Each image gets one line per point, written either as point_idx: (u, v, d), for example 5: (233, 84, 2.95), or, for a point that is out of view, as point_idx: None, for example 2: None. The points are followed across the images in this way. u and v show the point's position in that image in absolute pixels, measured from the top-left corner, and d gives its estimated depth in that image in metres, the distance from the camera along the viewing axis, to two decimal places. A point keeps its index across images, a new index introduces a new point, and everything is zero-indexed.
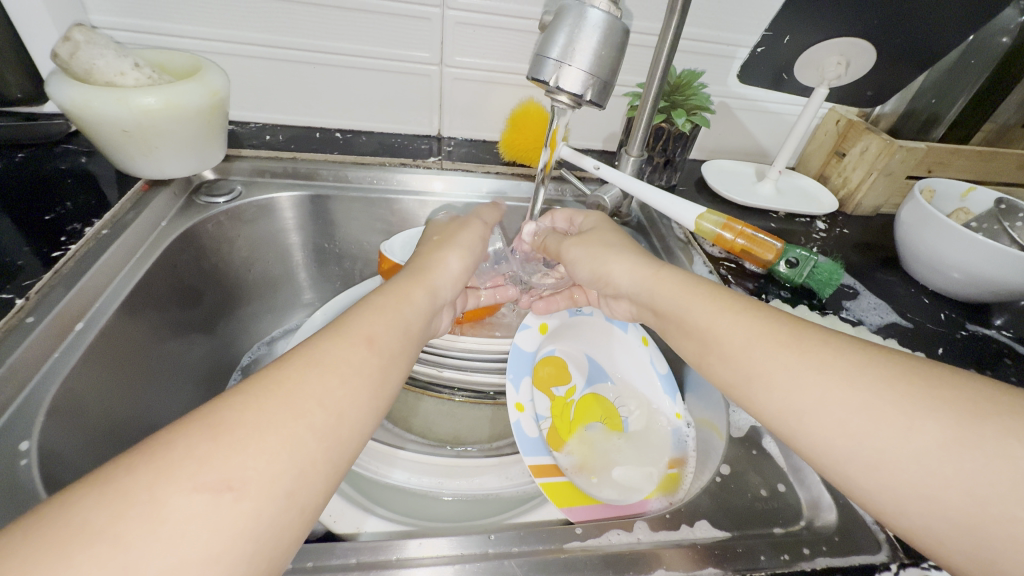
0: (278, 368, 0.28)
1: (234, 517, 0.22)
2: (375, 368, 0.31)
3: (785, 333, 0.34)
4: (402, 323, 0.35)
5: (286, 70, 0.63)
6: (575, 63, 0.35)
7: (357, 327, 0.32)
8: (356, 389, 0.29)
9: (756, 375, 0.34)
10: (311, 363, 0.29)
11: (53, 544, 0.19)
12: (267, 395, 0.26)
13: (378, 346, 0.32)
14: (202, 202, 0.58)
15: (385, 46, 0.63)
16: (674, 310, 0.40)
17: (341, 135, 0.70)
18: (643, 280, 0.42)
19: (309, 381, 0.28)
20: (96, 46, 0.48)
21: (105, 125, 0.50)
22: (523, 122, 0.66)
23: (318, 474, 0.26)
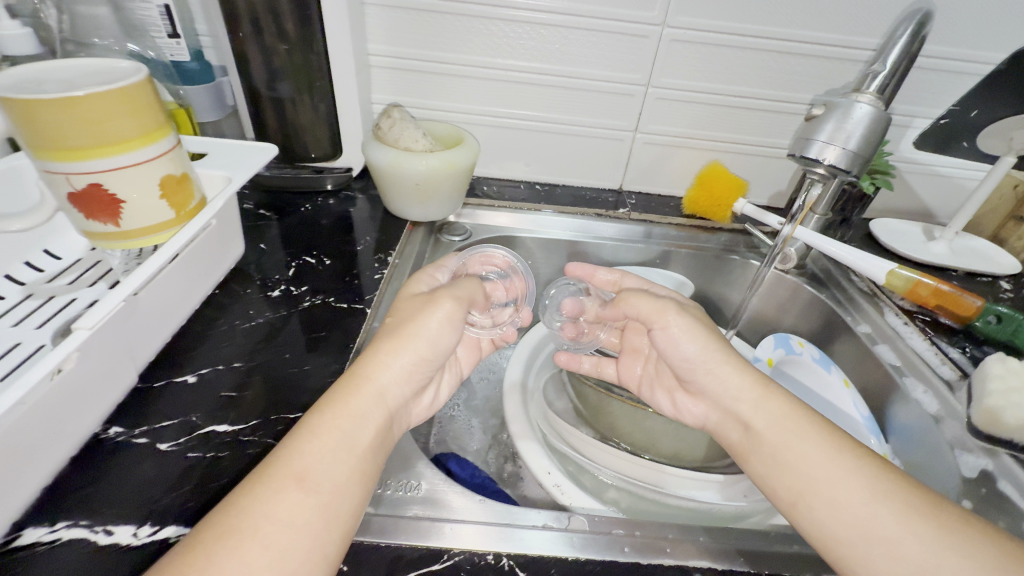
0: (220, 515, 0.29)
1: None
2: (312, 504, 0.31)
3: (920, 503, 0.34)
4: (341, 446, 0.34)
5: (509, 136, 0.77)
6: (842, 144, 0.43)
7: (289, 462, 0.32)
8: (286, 538, 0.29)
9: (876, 537, 0.33)
10: (249, 504, 0.30)
11: None
12: (194, 556, 0.27)
13: (309, 484, 0.31)
14: (445, 240, 0.71)
15: (594, 117, 0.75)
16: (775, 434, 0.40)
17: (541, 188, 0.82)
18: (750, 397, 0.42)
19: (249, 527, 0.29)
20: (404, 122, 0.64)
21: (403, 180, 0.64)
22: (710, 182, 0.74)
23: None
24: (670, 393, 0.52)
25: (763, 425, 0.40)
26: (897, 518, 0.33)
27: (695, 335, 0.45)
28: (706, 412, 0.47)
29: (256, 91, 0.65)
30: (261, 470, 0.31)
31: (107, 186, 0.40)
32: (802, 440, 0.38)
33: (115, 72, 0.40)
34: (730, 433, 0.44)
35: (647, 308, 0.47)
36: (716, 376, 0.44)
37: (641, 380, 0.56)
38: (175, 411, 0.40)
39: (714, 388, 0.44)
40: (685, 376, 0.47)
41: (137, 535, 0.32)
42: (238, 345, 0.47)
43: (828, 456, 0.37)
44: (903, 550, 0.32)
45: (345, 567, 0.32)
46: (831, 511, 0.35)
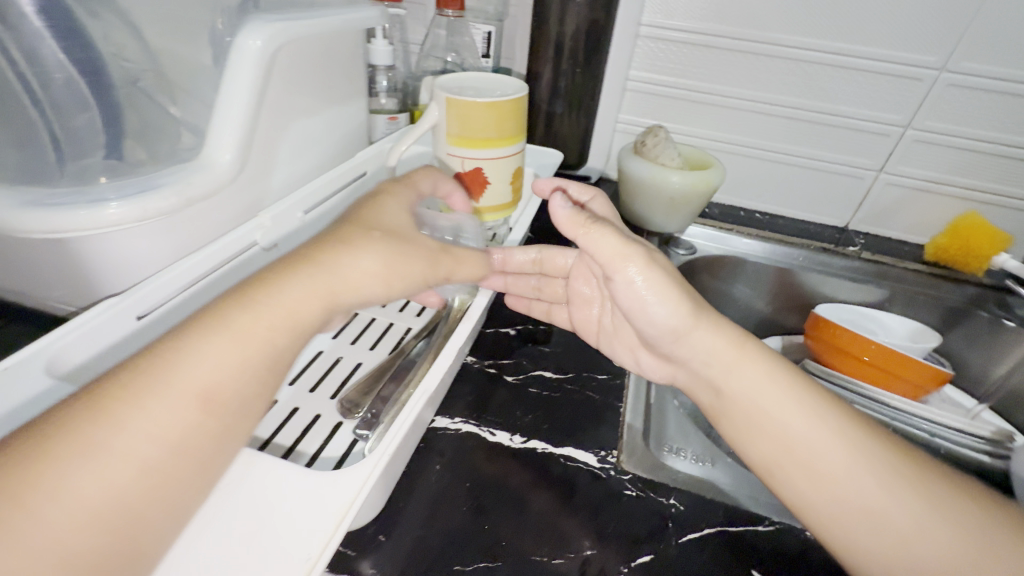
0: (100, 403, 0.25)
1: None
2: (190, 409, 0.26)
3: (858, 439, 0.36)
4: (250, 353, 0.29)
5: (741, 162, 0.81)
6: None
7: (181, 366, 0.27)
8: (167, 451, 0.25)
9: (837, 497, 0.34)
10: (145, 393, 0.25)
11: None
12: (64, 450, 0.23)
13: (210, 398, 0.27)
14: (671, 252, 0.76)
15: (839, 153, 0.76)
16: (750, 395, 0.38)
17: (761, 215, 0.84)
18: (728, 365, 0.39)
19: (126, 422, 0.24)
20: (667, 141, 0.71)
21: (657, 190, 0.70)
22: (966, 232, 0.71)
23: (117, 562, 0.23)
24: (632, 348, 0.47)
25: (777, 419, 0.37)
26: (875, 480, 0.34)
27: (666, 296, 0.38)
28: (673, 372, 0.44)
29: (536, 103, 0.77)
30: (144, 372, 0.26)
31: (485, 173, 0.51)
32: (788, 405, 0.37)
33: (511, 91, 0.51)
34: (700, 395, 0.42)
35: (609, 249, 0.37)
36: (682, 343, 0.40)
37: (599, 333, 0.49)
38: (506, 353, 0.49)
39: (687, 353, 0.40)
40: (651, 339, 0.42)
41: (513, 440, 0.40)
42: (536, 310, 0.56)
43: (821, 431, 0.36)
44: (890, 522, 0.33)
45: (681, 505, 0.37)
46: (814, 480, 0.35)
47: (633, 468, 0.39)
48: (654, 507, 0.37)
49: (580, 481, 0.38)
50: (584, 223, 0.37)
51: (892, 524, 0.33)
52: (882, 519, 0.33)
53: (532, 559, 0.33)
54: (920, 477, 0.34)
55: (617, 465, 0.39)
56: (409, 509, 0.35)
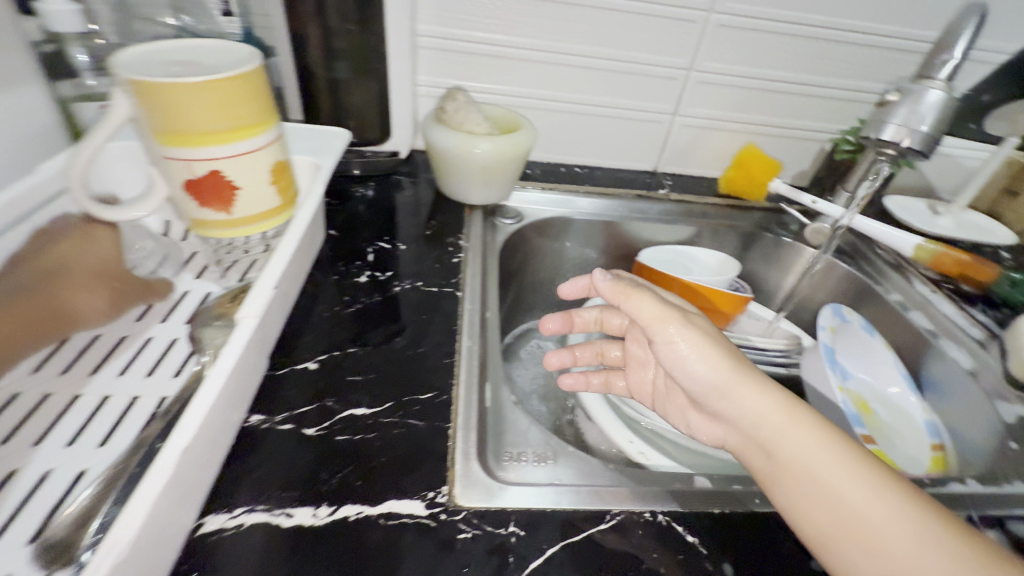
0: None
1: None
2: None
3: (858, 456, 0.34)
4: None
5: (553, 118, 0.78)
6: (915, 126, 0.47)
7: None
8: None
9: (839, 515, 0.32)
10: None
11: None
12: None
13: None
14: (499, 223, 0.72)
15: (637, 100, 0.77)
16: (741, 409, 0.37)
17: (580, 170, 0.84)
18: (778, 415, 0.36)
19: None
20: (469, 105, 0.65)
21: (469, 162, 0.65)
22: (746, 163, 0.78)
23: None
24: (684, 410, 0.45)
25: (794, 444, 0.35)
26: (901, 516, 0.31)
27: (699, 345, 0.37)
28: (724, 434, 0.40)
29: (310, 71, 0.64)
30: None
31: (226, 174, 0.39)
32: (821, 433, 0.35)
33: (235, 58, 0.39)
34: (749, 457, 0.38)
35: (650, 310, 0.38)
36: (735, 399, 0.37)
37: (654, 396, 0.49)
38: (306, 397, 0.40)
39: (731, 407, 0.37)
40: (702, 402, 0.40)
41: (317, 516, 0.32)
42: (345, 329, 0.47)
43: (841, 460, 0.34)
44: (890, 544, 0.30)
45: (521, 531, 0.33)
46: (818, 501, 0.33)
47: (467, 502, 0.34)
48: (494, 542, 0.32)
49: (406, 542, 0.32)
50: (624, 290, 0.39)
51: (898, 550, 0.30)
52: (881, 543, 0.31)
53: None
54: (925, 502, 0.32)
55: (449, 504, 0.34)
56: None
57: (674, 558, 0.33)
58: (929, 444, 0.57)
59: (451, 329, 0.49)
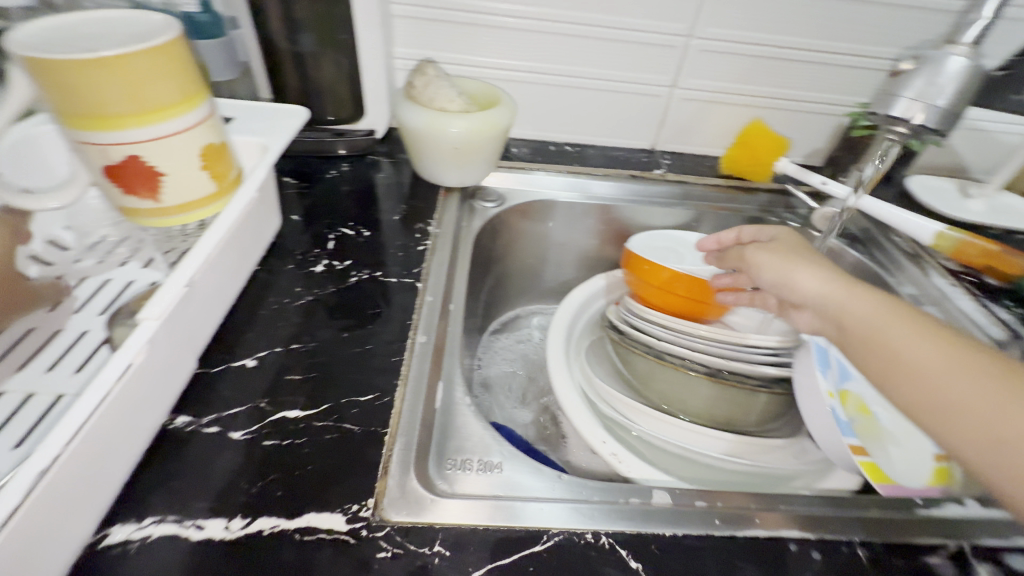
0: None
1: None
2: None
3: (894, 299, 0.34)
4: None
5: (540, 92, 0.73)
6: (931, 100, 0.41)
7: None
8: None
9: (882, 354, 0.32)
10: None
11: None
12: None
13: None
14: (478, 206, 0.68)
15: (632, 72, 0.71)
16: (785, 288, 0.40)
17: (571, 148, 0.79)
18: (840, 301, 0.36)
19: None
20: (441, 79, 0.60)
21: (441, 142, 0.61)
22: (750, 140, 0.72)
23: None
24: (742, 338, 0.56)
25: (893, 340, 0.32)
26: (950, 358, 0.30)
27: (770, 257, 0.42)
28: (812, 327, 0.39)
29: (273, 43, 0.60)
30: None
31: (146, 158, 0.36)
32: (918, 321, 0.32)
33: (145, 30, 0.35)
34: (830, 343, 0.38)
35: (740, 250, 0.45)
36: (824, 304, 0.37)
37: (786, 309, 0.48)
38: (240, 396, 0.38)
39: (802, 299, 0.38)
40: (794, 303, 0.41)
41: (230, 529, 0.31)
42: (292, 323, 0.45)
43: (916, 332, 0.32)
44: (924, 362, 0.31)
45: (448, 551, 0.31)
46: (876, 364, 0.33)
47: (395, 517, 0.32)
48: (415, 564, 0.30)
49: (319, 560, 0.30)
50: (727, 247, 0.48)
51: (925, 353, 0.31)
52: (920, 375, 0.31)
53: None
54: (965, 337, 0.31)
55: (374, 518, 0.32)
56: None
57: None
58: (931, 452, 0.53)
59: (405, 323, 0.46)
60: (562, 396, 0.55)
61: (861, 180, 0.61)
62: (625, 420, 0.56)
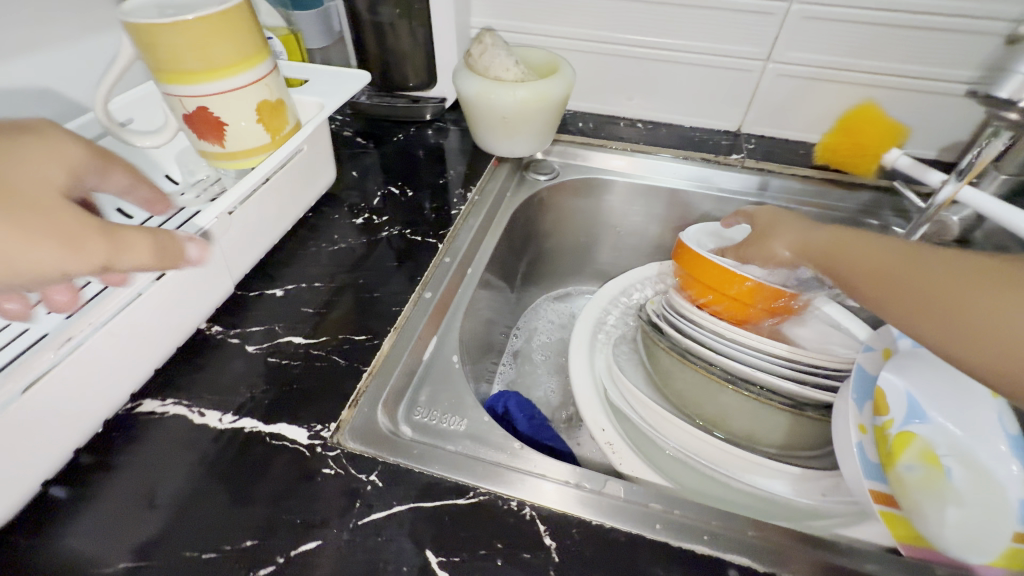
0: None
1: None
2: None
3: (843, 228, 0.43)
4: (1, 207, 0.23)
5: (613, 64, 0.69)
6: None
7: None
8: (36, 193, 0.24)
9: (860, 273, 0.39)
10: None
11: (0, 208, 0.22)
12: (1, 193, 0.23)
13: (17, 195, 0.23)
14: (531, 178, 0.68)
15: (719, 43, 0.64)
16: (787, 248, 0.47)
17: (643, 126, 0.74)
18: (815, 237, 0.44)
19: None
20: (497, 48, 0.60)
21: (490, 111, 0.61)
22: (854, 126, 0.61)
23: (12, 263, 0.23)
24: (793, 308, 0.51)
25: (879, 264, 0.38)
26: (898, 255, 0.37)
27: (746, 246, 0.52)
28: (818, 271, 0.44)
29: (357, 14, 0.65)
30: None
31: (212, 109, 0.43)
32: (920, 252, 0.36)
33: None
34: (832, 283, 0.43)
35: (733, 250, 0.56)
36: (837, 253, 0.41)
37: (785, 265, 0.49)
38: (262, 319, 0.45)
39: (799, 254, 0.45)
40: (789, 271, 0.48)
41: (221, 421, 0.37)
42: (322, 265, 0.51)
43: (876, 246, 0.39)
44: (880, 267, 0.38)
45: (380, 482, 0.34)
46: (863, 277, 0.39)
47: (348, 443, 0.36)
48: (349, 486, 0.34)
49: (276, 462, 0.35)
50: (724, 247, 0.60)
51: (882, 262, 0.38)
52: (878, 275, 0.38)
53: (184, 555, 0.31)
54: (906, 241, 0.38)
55: (329, 440, 0.36)
56: (84, 515, 0.32)
57: (518, 557, 0.31)
58: (1011, 531, 0.42)
59: (415, 280, 0.49)
60: (579, 396, 0.53)
61: (957, 175, 0.52)
62: (653, 435, 0.51)
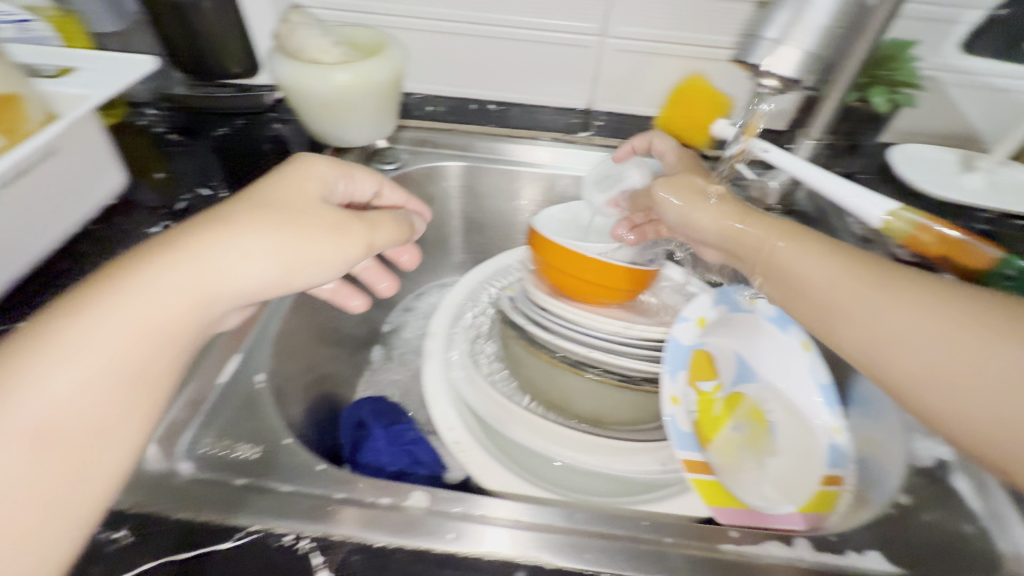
0: (25, 329, 0.26)
1: (113, 361, 0.27)
2: (140, 319, 0.27)
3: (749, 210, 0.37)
4: (122, 330, 0.27)
5: (453, 44, 0.66)
6: (794, 42, 0.31)
7: (63, 323, 0.26)
8: (159, 321, 0.28)
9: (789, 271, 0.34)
10: (81, 327, 0.26)
11: (125, 335, 0.27)
12: (101, 308, 0.27)
13: (202, 297, 0.29)
14: (375, 169, 0.64)
15: (551, 18, 0.62)
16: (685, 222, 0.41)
17: (495, 107, 0.72)
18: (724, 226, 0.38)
19: (16, 391, 0.24)
20: (308, 27, 0.54)
21: (310, 99, 0.55)
22: (685, 99, 0.63)
23: (150, 384, 0.28)
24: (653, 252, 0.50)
25: (810, 257, 0.33)
26: (829, 253, 0.33)
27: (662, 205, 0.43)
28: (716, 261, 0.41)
29: None
30: (99, 285, 0.28)
31: None
32: (860, 261, 0.32)
33: None
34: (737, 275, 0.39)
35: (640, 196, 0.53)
36: (739, 241, 0.37)
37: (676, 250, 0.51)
38: None
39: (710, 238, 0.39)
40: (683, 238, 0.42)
41: None
42: None
43: (801, 239, 0.34)
44: (806, 267, 0.33)
45: (133, 538, 0.30)
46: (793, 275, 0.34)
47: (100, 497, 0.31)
48: (95, 546, 0.29)
49: None
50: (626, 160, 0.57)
51: (811, 259, 0.33)
52: (813, 274, 0.32)
53: None
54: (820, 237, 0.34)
55: None
56: None
57: None
58: (820, 475, 0.43)
59: None
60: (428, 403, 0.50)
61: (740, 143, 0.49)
62: (500, 428, 0.48)
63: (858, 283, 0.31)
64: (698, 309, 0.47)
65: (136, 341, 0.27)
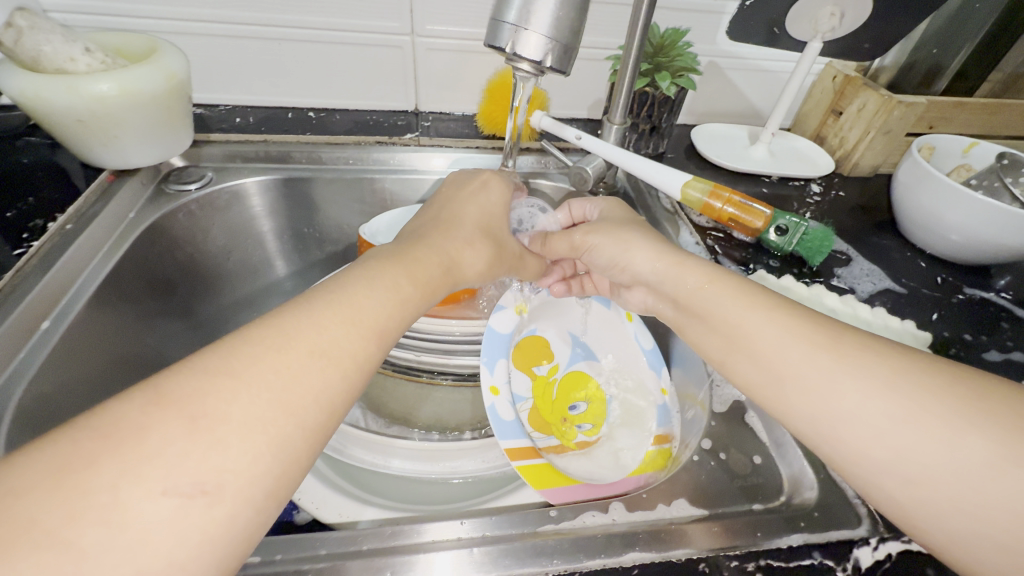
0: (112, 417, 0.21)
1: (215, 511, 0.21)
2: (275, 411, 0.24)
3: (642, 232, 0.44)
4: (281, 410, 0.24)
5: (250, 48, 0.61)
6: (532, 27, 0.32)
7: (194, 392, 0.23)
8: (311, 396, 0.26)
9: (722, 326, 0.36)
10: (274, 368, 0.25)
11: (176, 424, 0.22)
12: (181, 409, 0.22)
13: (383, 338, 0.30)
14: (173, 190, 0.56)
15: (352, 18, 0.60)
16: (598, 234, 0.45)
17: (314, 114, 0.67)
18: (673, 275, 0.40)
19: (226, 444, 0.22)
20: (41, 31, 0.45)
21: (59, 115, 0.47)
22: (501, 94, 0.64)
23: (294, 472, 0.25)
24: (614, 287, 0.49)
25: (692, 295, 0.39)
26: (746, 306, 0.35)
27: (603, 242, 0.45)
28: (642, 297, 0.45)
29: None
30: (200, 375, 0.24)
31: None
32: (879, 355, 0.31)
33: None
34: (664, 312, 0.43)
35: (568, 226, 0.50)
36: (674, 275, 0.40)
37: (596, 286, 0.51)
38: None
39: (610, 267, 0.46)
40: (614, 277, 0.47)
41: None
42: None
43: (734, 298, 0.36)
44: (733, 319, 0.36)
45: None
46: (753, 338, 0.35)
47: None
48: None
49: None
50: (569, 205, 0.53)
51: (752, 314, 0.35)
52: (758, 334, 0.34)
53: None
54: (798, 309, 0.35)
55: None
56: None
57: None
58: (651, 435, 0.45)
59: None
60: None
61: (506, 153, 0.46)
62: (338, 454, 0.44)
63: (778, 335, 0.33)
64: (516, 296, 0.49)
65: (211, 435, 0.22)
